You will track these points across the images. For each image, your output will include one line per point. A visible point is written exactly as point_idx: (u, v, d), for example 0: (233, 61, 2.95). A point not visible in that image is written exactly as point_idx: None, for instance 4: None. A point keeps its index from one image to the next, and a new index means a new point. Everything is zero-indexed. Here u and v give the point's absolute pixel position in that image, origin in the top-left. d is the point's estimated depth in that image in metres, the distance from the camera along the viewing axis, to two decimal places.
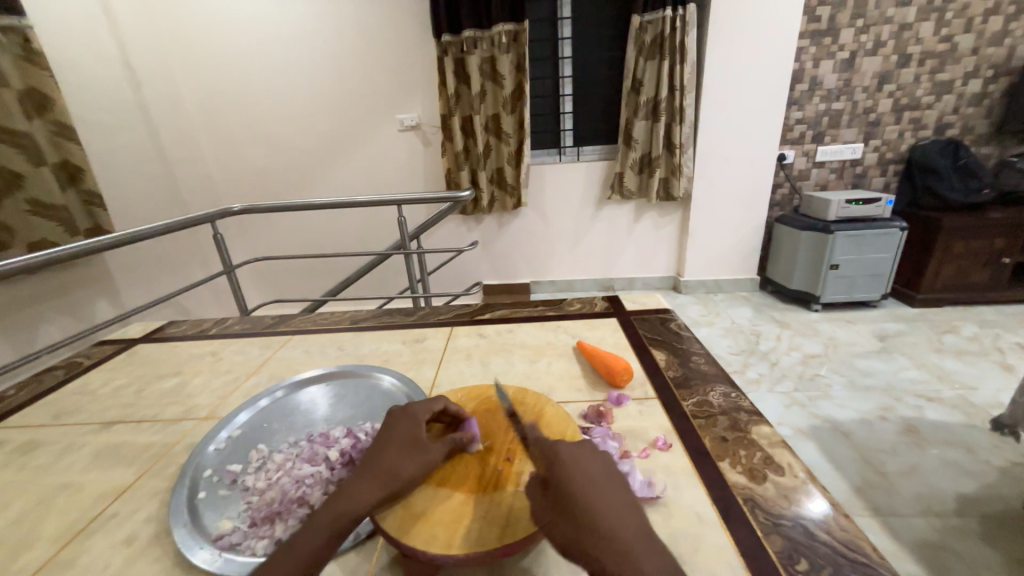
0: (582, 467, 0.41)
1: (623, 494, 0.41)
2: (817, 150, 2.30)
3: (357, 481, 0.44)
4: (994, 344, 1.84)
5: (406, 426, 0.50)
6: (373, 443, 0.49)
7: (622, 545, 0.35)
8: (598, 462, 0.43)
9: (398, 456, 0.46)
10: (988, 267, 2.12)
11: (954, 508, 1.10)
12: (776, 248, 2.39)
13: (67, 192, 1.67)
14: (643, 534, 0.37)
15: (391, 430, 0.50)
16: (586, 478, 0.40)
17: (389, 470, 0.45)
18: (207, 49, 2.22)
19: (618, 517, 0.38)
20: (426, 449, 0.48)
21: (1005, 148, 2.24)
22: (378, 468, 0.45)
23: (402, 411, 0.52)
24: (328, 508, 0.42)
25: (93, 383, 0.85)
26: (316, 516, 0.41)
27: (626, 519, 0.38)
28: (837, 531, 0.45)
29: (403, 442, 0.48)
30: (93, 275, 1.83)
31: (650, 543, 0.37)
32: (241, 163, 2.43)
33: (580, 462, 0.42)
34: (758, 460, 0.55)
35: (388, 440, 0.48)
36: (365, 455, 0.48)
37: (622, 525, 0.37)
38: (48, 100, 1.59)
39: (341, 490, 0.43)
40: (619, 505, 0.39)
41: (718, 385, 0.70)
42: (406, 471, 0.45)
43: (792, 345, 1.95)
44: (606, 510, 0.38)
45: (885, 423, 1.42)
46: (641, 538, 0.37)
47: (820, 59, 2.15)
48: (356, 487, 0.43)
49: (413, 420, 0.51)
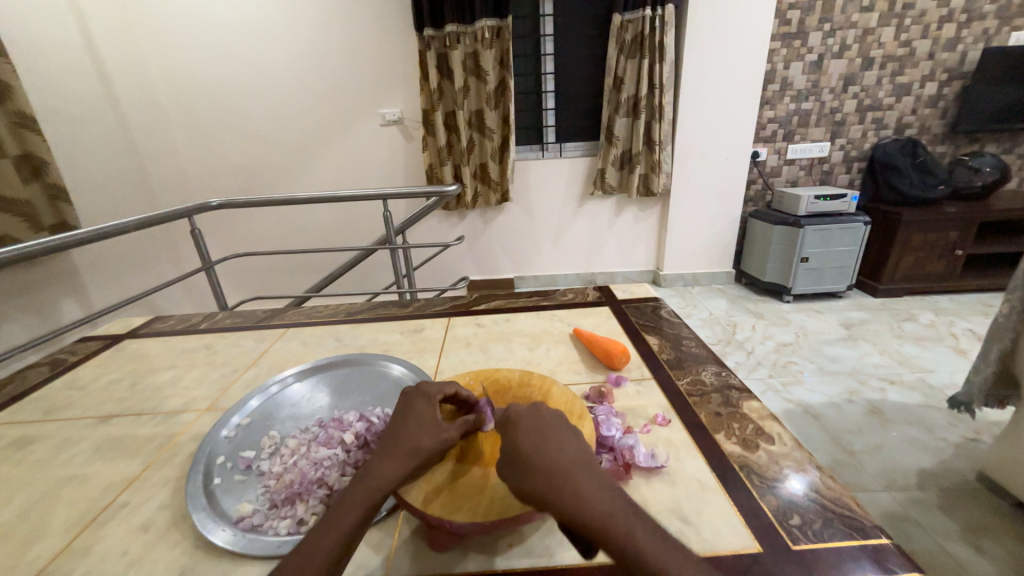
0: (529, 420, 0.44)
1: (573, 438, 0.43)
2: (788, 148, 2.41)
3: (383, 459, 0.44)
4: (948, 330, 1.98)
5: (422, 405, 0.50)
6: (391, 423, 0.50)
7: (564, 478, 0.38)
8: (547, 415, 0.45)
9: (419, 432, 0.47)
10: (943, 258, 2.27)
11: (916, 482, 1.19)
12: (750, 242, 2.49)
13: (31, 186, 1.59)
14: (589, 467, 0.40)
15: (408, 410, 0.50)
16: (531, 429, 0.43)
17: (412, 446, 0.45)
18: (180, 38, 2.14)
19: (562, 454, 0.40)
20: (446, 427, 0.48)
21: (957, 147, 2.40)
22: (402, 445, 0.46)
23: (416, 390, 0.53)
24: (361, 486, 0.42)
25: (82, 379, 0.83)
26: (347, 496, 0.41)
27: (573, 457, 0.40)
28: (824, 490, 0.50)
29: (423, 418, 0.48)
30: (60, 273, 1.75)
31: (598, 476, 0.39)
32: (216, 157, 2.36)
33: (527, 416, 0.44)
34: (750, 431, 0.59)
35: (407, 418, 0.49)
36: (386, 435, 0.48)
37: (567, 461, 0.39)
38: (7, 88, 1.51)
39: (366, 469, 0.44)
40: (565, 445, 0.41)
41: (709, 365, 0.74)
42: (427, 446, 0.46)
43: (766, 334, 2.04)
44: (550, 452, 0.40)
45: (852, 405, 1.52)
46: (590, 472, 0.39)
47: (791, 61, 2.25)
48: (384, 464, 0.44)
49: (427, 399, 0.51)
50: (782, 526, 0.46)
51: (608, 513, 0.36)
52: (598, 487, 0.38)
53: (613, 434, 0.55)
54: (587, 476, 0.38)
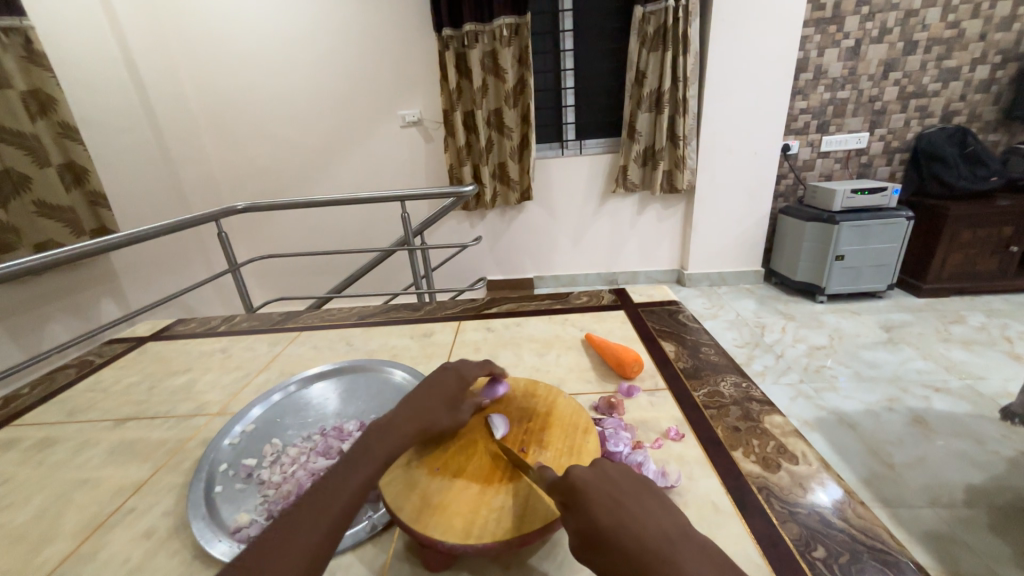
0: (597, 485, 0.37)
1: (653, 499, 0.37)
2: (821, 140, 2.28)
3: (411, 418, 0.47)
4: (1002, 333, 1.83)
5: (453, 383, 0.54)
6: (421, 388, 0.53)
7: (663, 562, 0.32)
8: (614, 474, 0.39)
9: (442, 410, 0.50)
10: (994, 255, 2.11)
11: (964, 498, 1.10)
12: (781, 240, 2.38)
13: (72, 192, 1.67)
14: (687, 541, 0.33)
15: (440, 382, 0.53)
16: (603, 496, 0.36)
17: (434, 420, 0.49)
18: (209, 46, 2.21)
19: (651, 528, 0.34)
20: (462, 409, 0.53)
21: (1013, 135, 2.22)
22: (427, 413, 0.49)
23: (454, 369, 0.56)
24: (390, 436, 0.45)
25: (105, 382, 0.85)
26: (373, 445, 0.43)
27: (664, 531, 0.34)
28: (853, 519, 0.45)
29: (448, 396, 0.52)
30: (99, 275, 1.84)
31: (699, 550, 0.33)
32: (245, 162, 2.44)
33: (594, 481, 0.38)
34: (771, 449, 0.55)
35: (439, 390, 0.52)
36: (414, 396, 0.51)
37: (658, 537, 0.33)
38: (52, 100, 1.59)
39: (396, 420, 0.46)
40: (651, 517, 0.35)
41: (729, 375, 0.70)
42: (442, 424, 0.49)
43: (798, 336, 1.94)
44: (637, 526, 0.34)
45: (892, 414, 1.42)
46: (687, 545, 0.33)
47: (825, 47, 2.13)
48: (410, 422, 0.47)
49: (460, 380, 0.55)
50: (804, 559, 0.41)
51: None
52: (705, 567, 0.31)
53: (622, 450, 0.52)
54: (688, 554, 0.32)
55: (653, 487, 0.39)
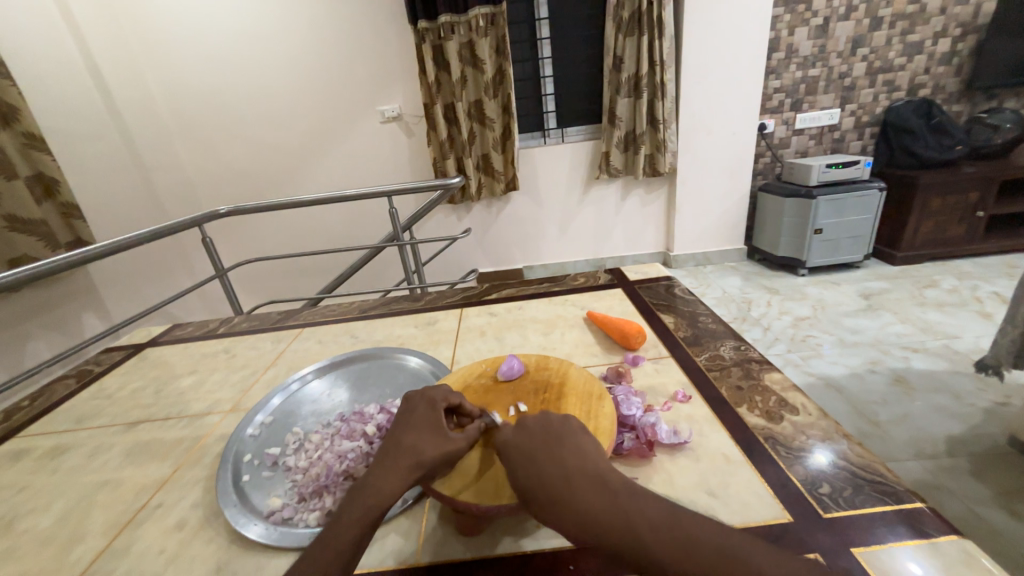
0: (519, 441, 0.43)
1: (567, 446, 0.42)
2: (796, 118, 2.35)
3: (384, 471, 0.43)
4: (972, 295, 1.92)
5: (425, 412, 0.49)
6: (393, 428, 0.48)
7: (560, 501, 0.37)
8: (533, 426, 0.45)
9: (421, 441, 0.46)
10: (963, 221, 2.20)
11: (945, 449, 1.17)
12: (762, 217, 2.44)
13: (43, 205, 1.62)
14: (587, 477, 0.39)
15: (410, 414, 0.50)
16: (522, 450, 0.42)
17: (414, 458, 0.44)
18: (176, 48, 2.15)
19: (555, 469, 0.40)
20: (451, 435, 0.47)
21: (975, 104, 2.31)
22: (403, 456, 0.44)
23: (420, 395, 0.52)
24: (359, 501, 0.41)
25: (109, 389, 0.85)
26: (346, 511, 0.40)
27: (550, 445, 0.42)
28: (854, 458, 0.49)
29: (426, 426, 0.47)
30: (78, 289, 1.79)
31: (595, 484, 0.38)
32: (220, 166, 2.36)
33: (517, 437, 0.43)
34: (773, 403, 0.58)
35: (407, 426, 0.48)
36: (385, 445, 0.46)
37: (559, 474, 0.39)
38: (13, 109, 1.54)
39: (364, 486, 0.42)
40: (556, 460, 0.40)
41: (727, 340, 0.73)
42: (430, 456, 0.44)
43: (783, 309, 2.01)
44: (541, 469, 0.40)
45: (874, 375, 1.49)
46: (588, 484, 0.38)
47: (795, 26, 2.18)
48: (383, 476, 0.43)
49: (430, 405, 0.50)
50: (812, 495, 0.45)
51: (604, 521, 0.35)
52: (591, 497, 0.37)
53: (634, 413, 0.55)
54: (584, 493, 0.37)
55: (570, 433, 0.44)
